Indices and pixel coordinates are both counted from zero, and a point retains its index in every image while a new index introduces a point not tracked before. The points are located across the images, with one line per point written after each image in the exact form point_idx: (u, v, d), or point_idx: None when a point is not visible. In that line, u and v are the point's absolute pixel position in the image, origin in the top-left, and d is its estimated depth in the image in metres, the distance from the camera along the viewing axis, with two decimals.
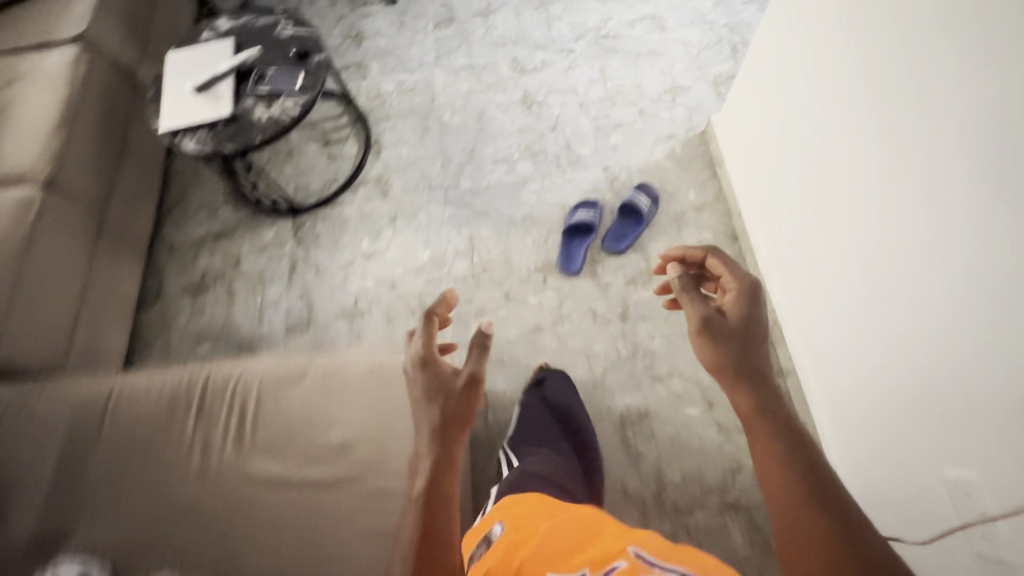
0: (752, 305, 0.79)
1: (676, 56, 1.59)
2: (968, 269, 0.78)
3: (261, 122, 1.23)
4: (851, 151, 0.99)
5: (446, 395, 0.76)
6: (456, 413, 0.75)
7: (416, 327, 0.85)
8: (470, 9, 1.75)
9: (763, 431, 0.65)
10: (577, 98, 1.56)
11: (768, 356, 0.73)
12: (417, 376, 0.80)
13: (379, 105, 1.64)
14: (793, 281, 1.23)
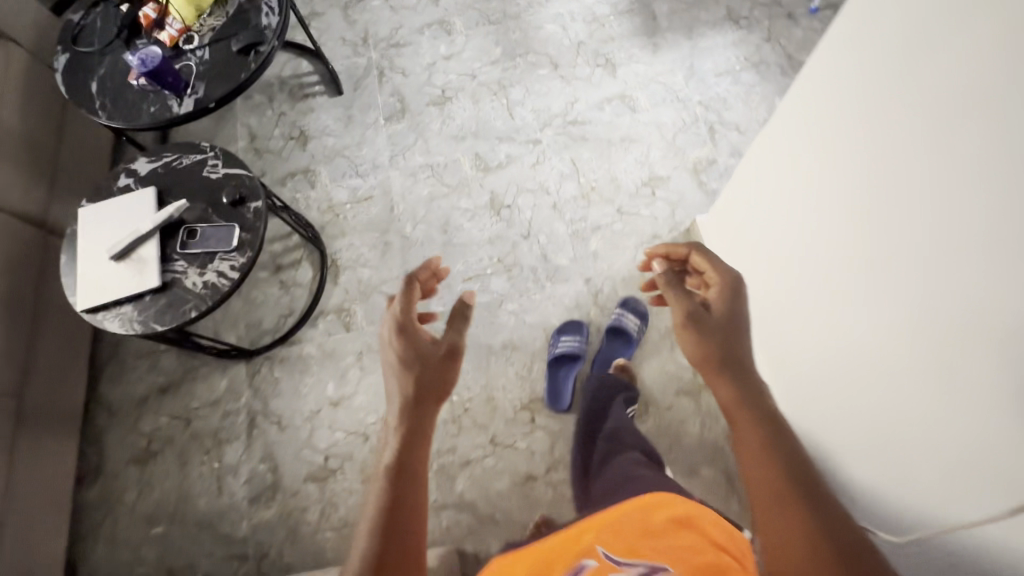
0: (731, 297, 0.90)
1: (651, 141, 1.48)
2: (965, 321, 0.65)
3: (194, 291, 1.07)
4: (828, 164, 0.85)
5: (426, 362, 0.82)
6: (433, 378, 0.80)
7: (396, 293, 0.90)
8: (423, 97, 1.61)
9: (745, 415, 0.70)
10: (549, 197, 1.44)
11: (747, 345, 0.82)
12: (394, 343, 0.84)
13: (332, 219, 1.49)
14: (770, 305, 1.12)
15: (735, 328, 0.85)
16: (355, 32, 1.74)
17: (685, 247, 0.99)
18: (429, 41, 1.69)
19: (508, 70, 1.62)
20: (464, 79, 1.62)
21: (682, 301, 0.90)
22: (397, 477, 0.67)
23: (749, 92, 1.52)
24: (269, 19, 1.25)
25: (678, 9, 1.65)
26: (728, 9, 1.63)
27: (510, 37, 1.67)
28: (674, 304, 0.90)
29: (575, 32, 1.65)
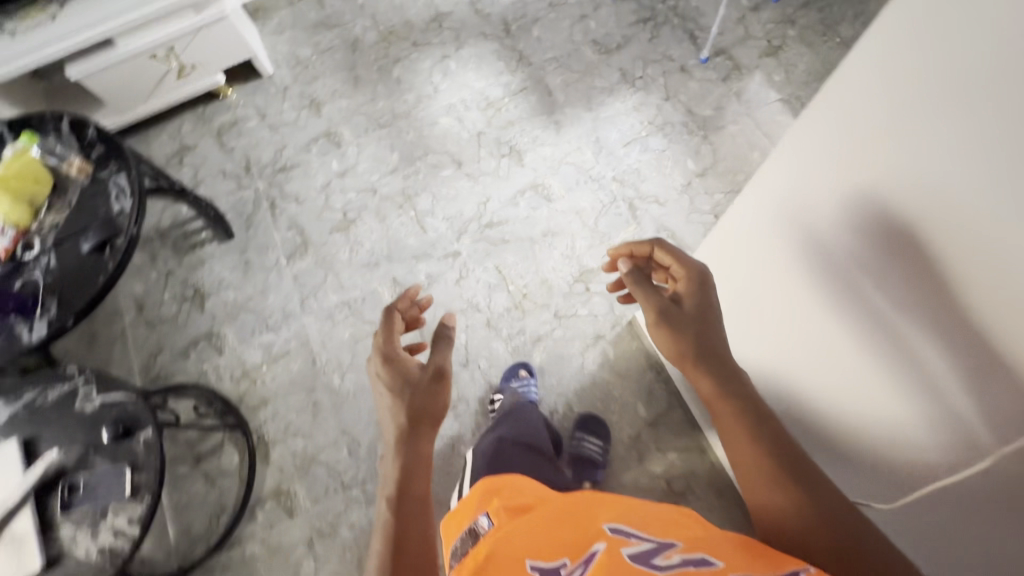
0: (701, 292, 0.83)
1: (574, 231, 1.41)
2: (951, 342, 0.63)
3: (88, 561, 0.90)
4: (765, 182, 0.81)
5: (413, 388, 0.76)
6: (424, 406, 0.74)
7: (377, 324, 0.86)
8: (325, 224, 1.48)
9: (731, 411, 0.72)
10: (480, 315, 1.35)
11: (724, 337, 0.79)
12: (381, 374, 0.80)
13: (250, 386, 1.34)
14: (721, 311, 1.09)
15: (710, 318, 0.81)
16: (236, 161, 1.59)
17: (648, 241, 0.91)
18: (319, 159, 1.56)
19: (410, 177, 1.51)
20: (364, 196, 1.50)
21: (650, 299, 0.85)
22: (401, 499, 0.65)
23: (660, 158, 1.47)
24: (120, 202, 1.09)
25: (571, 79, 1.59)
26: (621, 71, 1.59)
27: (404, 139, 1.56)
28: (642, 302, 0.86)
29: (472, 122, 1.56)
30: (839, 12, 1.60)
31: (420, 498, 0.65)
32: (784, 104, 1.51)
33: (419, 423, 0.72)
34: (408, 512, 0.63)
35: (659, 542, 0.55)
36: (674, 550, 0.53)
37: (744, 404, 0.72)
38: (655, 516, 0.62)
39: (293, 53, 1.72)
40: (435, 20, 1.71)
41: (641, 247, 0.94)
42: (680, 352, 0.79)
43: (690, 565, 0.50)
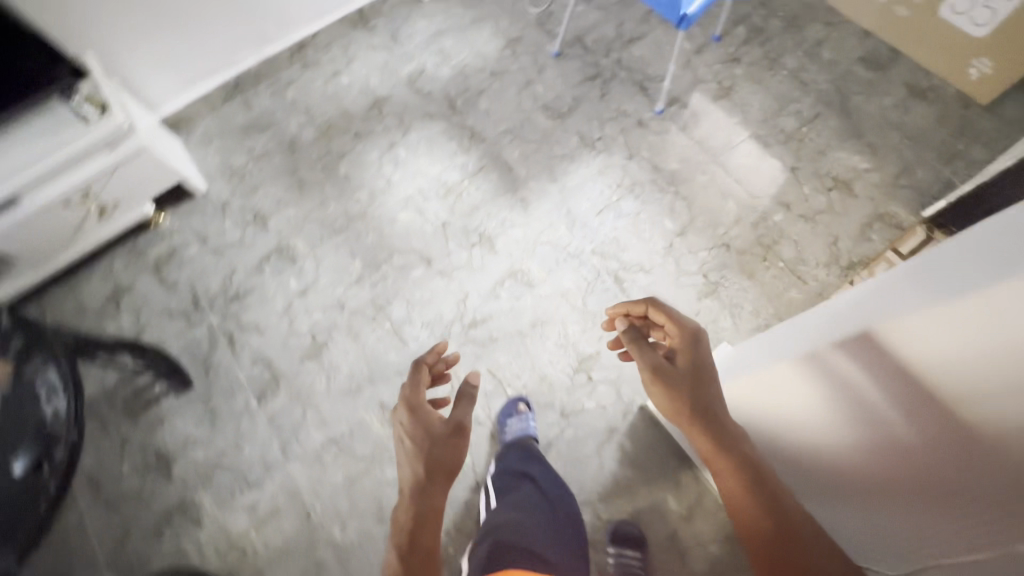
0: (693, 352, 0.90)
1: (564, 316, 1.33)
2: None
3: None
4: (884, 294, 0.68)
5: (432, 438, 0.82)
6: (441, 460, 0.80)
7: (408, 375, 0.93)
8: (294, 353, 1.35)
9: (726, 463, 0.81)
10: (483, 428, 1.26)
11: (717, 394, 0.86)
12: (405, 424, 0.85)
13: (240, 558, 1.19)
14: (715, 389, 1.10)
15: (706, 376, 0.87)
16: (181, 296, 1.43)
17: (642, 300, 0.97)
18: (275, 279, 1.43)
19: (378, 284, 1.40)
20: (333, 313, 1.38)
21: (646, 356, 0.92)
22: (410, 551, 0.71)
23: (636, 223, 1.42)
24: (52, 403, 0.95)
25: (529, 151, 1.52)
26: (579, 134, 1.53)
27: (365, 242, 1.45)
28: (637, 359, 0.93)
29: (434, 213, 1.47)
30: (781, 44, 1.60)
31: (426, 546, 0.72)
32: (746, 146, 1.49)
33: (434, 478, 0.78)
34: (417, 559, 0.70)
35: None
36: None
37: (740, 463, 0.80)
38: None
39: (226, 164, 1.58)
40: (375, 106, 1.62)
41: (635, 306, 1.00)
42: (675, 410, 0.86)
43: None
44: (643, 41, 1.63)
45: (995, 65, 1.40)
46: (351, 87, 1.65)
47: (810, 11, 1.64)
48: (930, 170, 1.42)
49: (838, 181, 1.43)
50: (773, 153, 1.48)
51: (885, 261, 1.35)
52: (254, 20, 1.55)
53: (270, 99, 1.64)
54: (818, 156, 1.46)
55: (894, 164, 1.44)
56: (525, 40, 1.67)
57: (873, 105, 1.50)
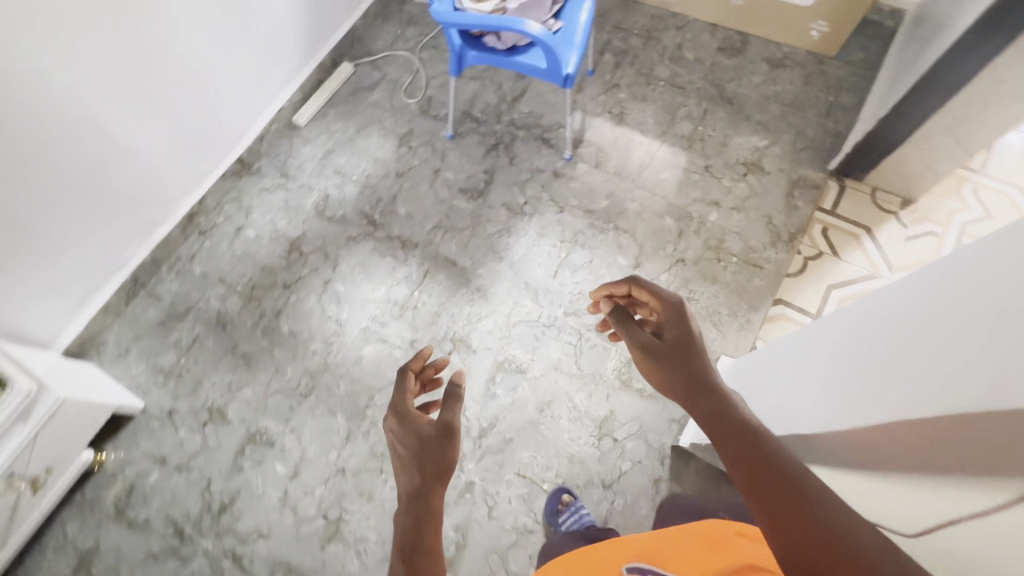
0: (681, 331, 0.82)
1: (565, 387, 1.32)
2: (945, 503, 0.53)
3: None
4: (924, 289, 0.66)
5: (425, 441, 0.73)
6: (435, 462, 0.71)
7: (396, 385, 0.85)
8: (310, 542, 1.23)
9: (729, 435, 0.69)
10: (536, 534, 1.19)
11: (713, 364, 0.77)
12: (395, 431, 0.76)
13: None
14: (761, 411, 1.00)
15: (695, 348, 0.79)
16: (160, 532, 1.26)
17: (621, 281, 0.93)
18: (258, 470, 1.30)
19: (371, 431, 1.32)
20: (335, 481, 1.28)
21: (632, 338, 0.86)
22: (411, 558, 0.63)
23: (593, 270, 1.44)
24: None
25: (465, 239, 1.50)
26: (505, 205, 1.54)
27: (339, 394, 1.36)
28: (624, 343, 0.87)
29: (397, 335, 1.41)
30: (647, 60, 1.70)
31: (428, 557, 0.63)
32: (657, 162, 1.56)
33: (430, 481, 0.69)
34: (420, 573, 0.61)
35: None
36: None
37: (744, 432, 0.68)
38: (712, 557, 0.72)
39: (155, 367, 1.43)
40: (293, 248, 1.53)
41: (617, 287, 0.96)
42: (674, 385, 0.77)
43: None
44: (527, 97, 1.68)
45: (831, 24, 1.55)
46: (261, 238, 1.56)
47: (659, 21, 1.75)
48: (817, 128, 1.56)
49: (748, 165, 1.53)
50: (683, 159, 1.56)
51: (819, 223, 1.45)
52: (132, 209, 1.39)
53: (179, 282, 1.52)
54: (722, 148, 1.56)
55: (787, 134, 1.56)
56: (415, 132, 1.66)
57: (747, 87, 1.63)
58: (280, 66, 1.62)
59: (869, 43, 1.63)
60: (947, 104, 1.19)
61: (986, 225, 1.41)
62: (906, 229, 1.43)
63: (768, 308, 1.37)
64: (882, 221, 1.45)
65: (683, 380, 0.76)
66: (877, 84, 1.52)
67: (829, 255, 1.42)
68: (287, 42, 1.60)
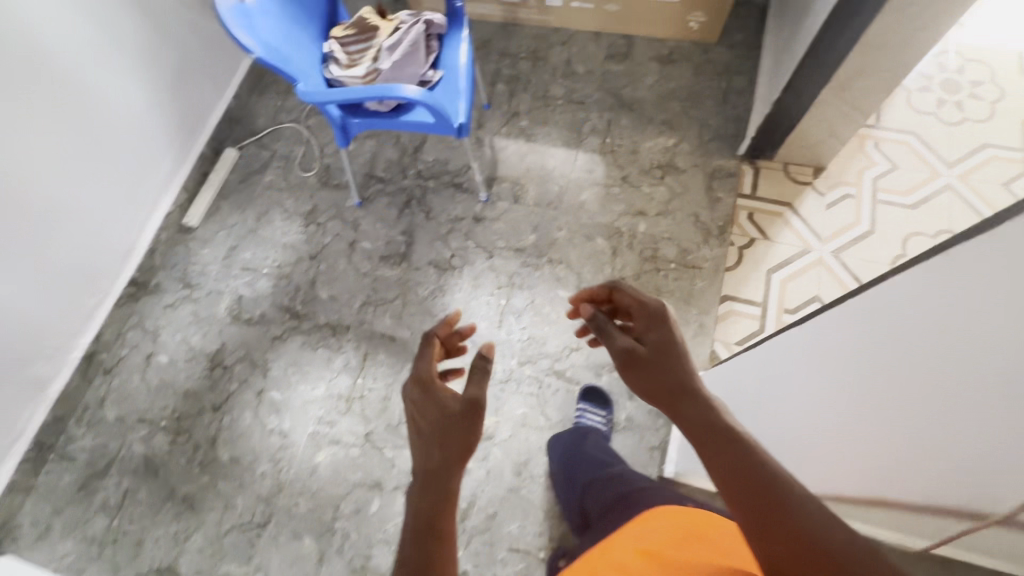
0: (663, 332, 0.71)
1: (537, 442, 1.25)
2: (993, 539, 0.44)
3: None
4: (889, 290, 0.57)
5: (446, 413, 0.65)
6: (454, 437, 0.63)
7: (417, 353, 0.75)
8: None
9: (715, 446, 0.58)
10: None
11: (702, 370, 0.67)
12: (416, 400, 0.68)
13: None
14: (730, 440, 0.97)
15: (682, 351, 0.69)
16: None
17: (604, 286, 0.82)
18: None
19: (345, 545, 1.20)
20: None
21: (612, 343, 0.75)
22: (424, 539, 0.55)
23: (537, 311, 1.38)
24: None
25: (398, 309, 1.41)
26: (432, 263, 1.46)
27: (301, 514, 1.23)
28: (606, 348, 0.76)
29: (349, 432, 1.30)
30: (541, 82, 1.67)
31: (444, 544, 0.55)
32: (574, 184, 1.52)
33: (451, 460, 0.61)
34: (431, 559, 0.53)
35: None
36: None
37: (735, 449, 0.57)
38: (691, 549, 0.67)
39: (85, 540, 1.25)
40: (214, 364, 1.39)
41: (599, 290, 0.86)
42: (656, 390, 0.66)
43: None
44: (429, 145, 1.60)
45: (707, 14, 1.57)
46: (175, 362, 1.41)
47: (543, 40, 1.72)
48: (719, 116, 1.56)
49: (664, 167, 1.52)
50: (600, 175, 1.53)
51: (744, 210, 1.45)
52: (18, 373, 1.22)
53: (93, 434, 1.35)
54: (634, 156, 1.54)
55: (692, 128, 1.56)
56: (320, 207, 1.55)
57: (644, 89, 1.62)
58: (155, 171, 1.48)
59: (746, 23, 1.66)
60: (834, 79, 1.22)
61: (893, 175, 1.46)
62: (824, 197, 1.46)
63: (716, 307, 1.36)
64: (801, 195, 1.46)
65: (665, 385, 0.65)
66: (764, 63, 1.55)
67: (761, 239, 1.42)
68: (158, 144, 1.46)
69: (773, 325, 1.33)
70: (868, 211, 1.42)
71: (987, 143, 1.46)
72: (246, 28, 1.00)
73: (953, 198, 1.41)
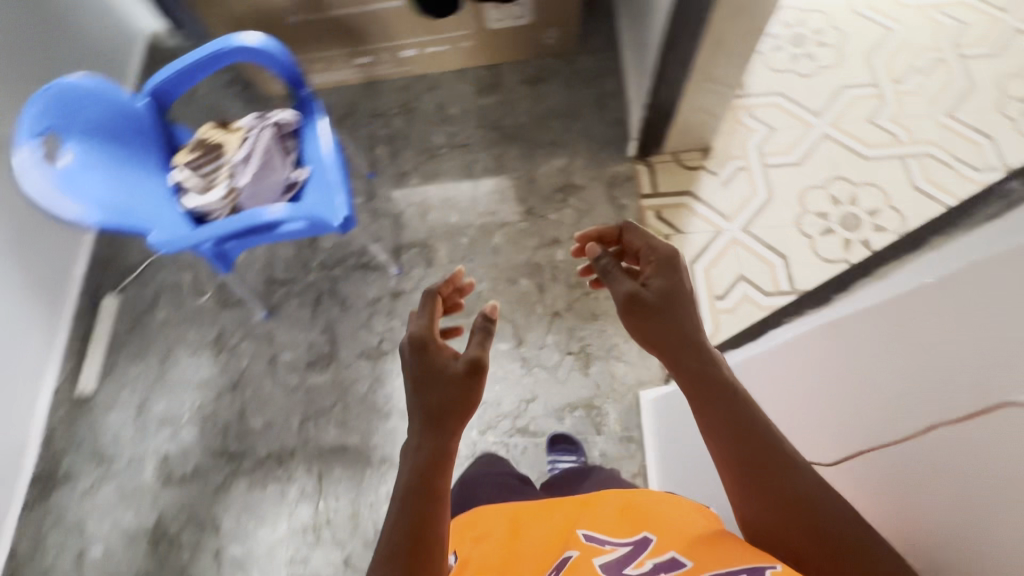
0: (672, 275, 0.66)
1: None
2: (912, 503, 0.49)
3: None
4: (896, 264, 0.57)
5: (443, 378, 0.59)
6: (449, 400, 0.58)
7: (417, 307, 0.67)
8: None
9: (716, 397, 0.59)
10: None
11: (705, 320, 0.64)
12: (413, 359, 0.61)
13: None
14: (692, 475, 0.95)
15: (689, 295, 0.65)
16: None
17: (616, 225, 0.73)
18: None
19: None
20: None
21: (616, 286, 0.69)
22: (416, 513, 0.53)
23: None
24: None
25: (340, 415, 1.33)
26: (362, 356, 1.38)
27: None
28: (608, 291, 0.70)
29: (326, 563, 1.20)
30: (420, 135, 1.62)
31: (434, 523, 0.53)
32: (483, 230, 1.48)
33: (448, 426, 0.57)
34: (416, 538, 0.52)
35: (632, 539, 0.63)
36: (646, 553, 0.60)
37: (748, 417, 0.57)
38: (670, 502, 0.70)
39: None
40: (157, 538, 1.26)
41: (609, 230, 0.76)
42: (658, 341, 0.63)
43: (634, 551, 0.60)
44: None
45: (561, 29, 1.57)
46: (112, 550, 1.26)
47: (410, 91, 1.67)
48: (602, 124, 1.57)
49: (564, 188, 1.51)
50: (506, 214, 1.50)
51: (650, 210, 1.46)
52: None
53: None
54: (533, 185, 1.52)
55: (580, 142, 1.55)
56: (227, 330, 1.44)
57: (523, 115, 1.60)
58: (23, 354, 1.32)
59: (601, 26, 1.68)
60: (692, 71, 1.25)
61: (774, 138, 1.51)
62: (719, 176, 1.49)
63: None
64: (698, 180, 1.49)
65: (666, 336, 0.62)
66: (628, 63, 1.56)
67: (674, 234, 1.43)
68: (19, 322, 1.30)
69: (709, 316, 1.34)
70: (761, 179, 1.47)
71: (844, 86, 1.55)
72: (71, 191, 0.90)
73: (830, 146, 1.49)
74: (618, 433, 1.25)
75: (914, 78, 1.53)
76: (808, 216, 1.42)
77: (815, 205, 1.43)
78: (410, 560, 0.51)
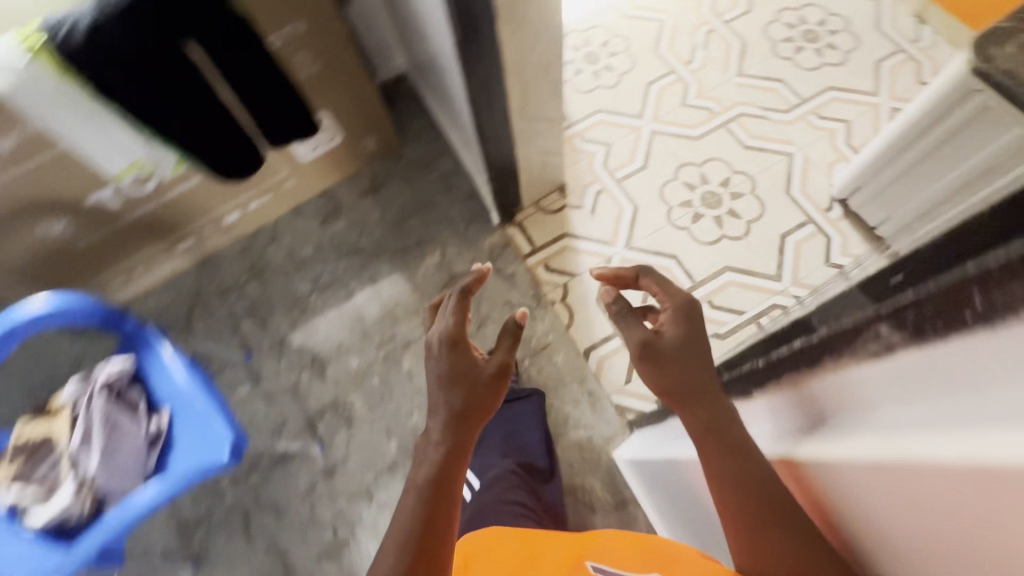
0: (689, 326, 0.66)
1: None
2: None
3: None
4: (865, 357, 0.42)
5: (471, 375, 0.66)
6: (474, 399, 0.65)
7: (449, 304, 0.70)
8: None
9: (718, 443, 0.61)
10: None
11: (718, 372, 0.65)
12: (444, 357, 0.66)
13: None
14: (694, 531, 0.91)
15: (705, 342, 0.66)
16: None
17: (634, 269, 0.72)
18: None
19: None
20: None
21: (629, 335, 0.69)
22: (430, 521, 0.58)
23: None
24: None
25: None
26: (321, 556, 1.21)
27: None
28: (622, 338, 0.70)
29: None
30: (282, 292, 1.48)
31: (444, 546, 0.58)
32: (389, 360, 1.38)
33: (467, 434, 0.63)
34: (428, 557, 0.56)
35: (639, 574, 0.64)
36: None
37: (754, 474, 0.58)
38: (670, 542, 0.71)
39: None
40: None
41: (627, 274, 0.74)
42: (669, 389, 0.64)
43: None
44: None
45: (377, 134, 1.52)
46: None
47: (253, 251, 1.53)
48: (457, 204, 1.54)
49: (449, 282, 1.45)
50: (405, 333, 1.41)
51: (539, 266, 1.45)
52: None
53: None
54: (418, 293, 1.45)
55: (444, 230, 1.51)
56: None
57: (378, 227, 1.53)
58: None
59: (415, 111, 1.66)
60: (513, 134, 1.25)
61: (614, 153, 1.57)
62: (584, 207, 1.51)
63: (588, 365, 1.32)
64: (567, 219, 1.50)
65: (672, 384, 0.64)
66: (454, 139, 1.55)
67: (570, 280, 1.42)
68: None
69: None
70: (621, 195, 1.51)
71: (649, 82, 1.65)
72: None
73: (663, 140, 1.57)
74: (610, 501, 1.20)
75: (700, 55, 1.67)
76: (676, 210, 1.48)
77: (677, 198, 1.49)
78: (415, 554, 0.56)
